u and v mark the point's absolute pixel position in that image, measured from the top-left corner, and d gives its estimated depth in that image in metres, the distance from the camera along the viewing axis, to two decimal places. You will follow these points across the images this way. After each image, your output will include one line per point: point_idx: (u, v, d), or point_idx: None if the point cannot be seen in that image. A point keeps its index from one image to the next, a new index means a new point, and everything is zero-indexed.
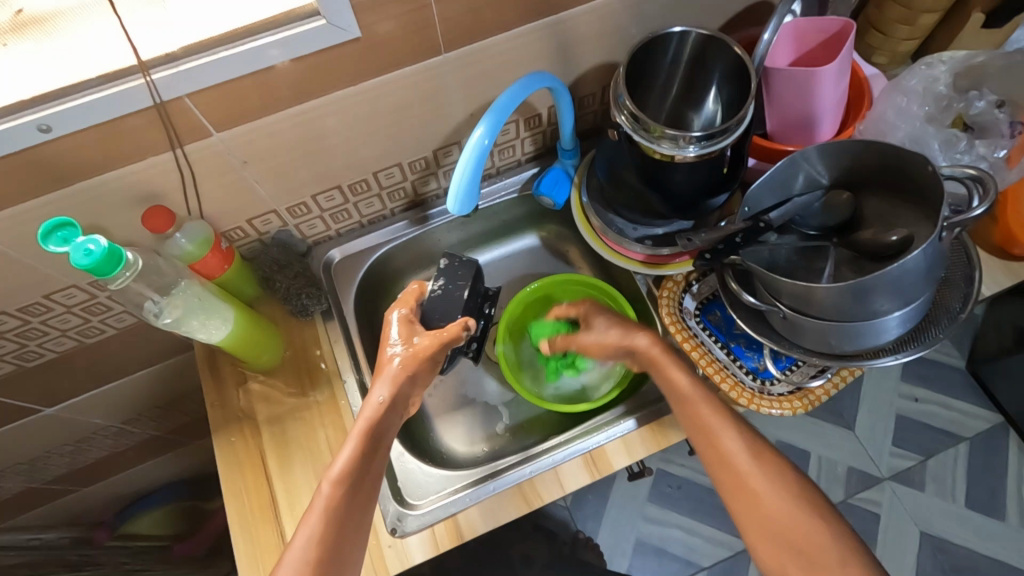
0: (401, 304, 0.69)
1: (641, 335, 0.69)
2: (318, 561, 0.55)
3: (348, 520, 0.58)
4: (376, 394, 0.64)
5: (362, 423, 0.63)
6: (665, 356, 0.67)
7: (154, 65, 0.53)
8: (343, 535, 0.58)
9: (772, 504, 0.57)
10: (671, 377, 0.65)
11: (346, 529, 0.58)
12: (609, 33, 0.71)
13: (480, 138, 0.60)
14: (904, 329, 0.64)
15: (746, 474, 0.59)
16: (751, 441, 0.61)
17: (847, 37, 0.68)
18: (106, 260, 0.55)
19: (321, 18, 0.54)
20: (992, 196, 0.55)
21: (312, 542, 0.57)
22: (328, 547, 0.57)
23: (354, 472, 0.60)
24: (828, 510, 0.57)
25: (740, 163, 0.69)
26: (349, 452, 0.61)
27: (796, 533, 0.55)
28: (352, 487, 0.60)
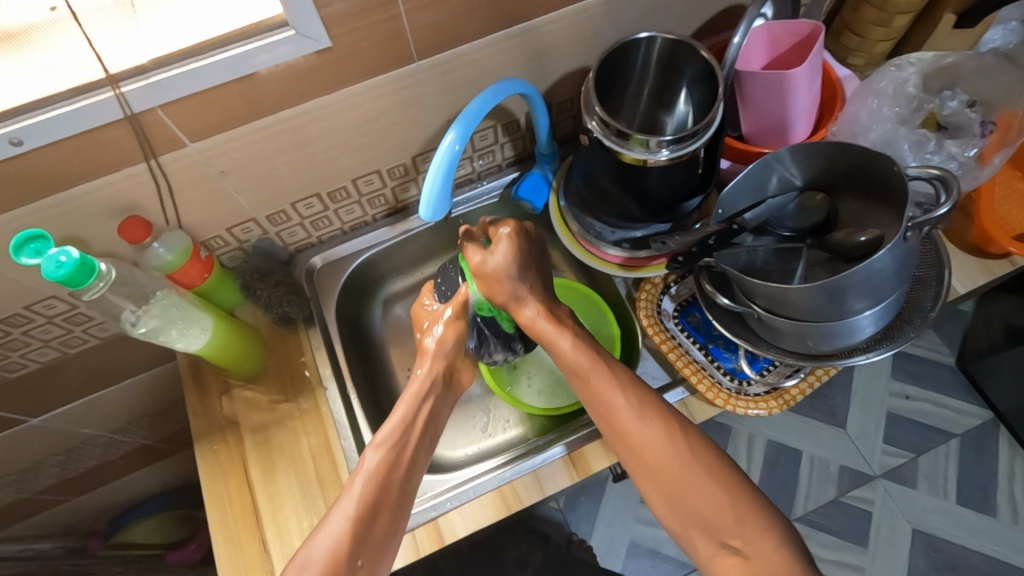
0: (446, 324, 0.72)
1: (529, 301, 0.69)
2: (359, 518, 0.57)
3: (392, 506, 0.60)
4: (420, 371, 0.70)
5: (409, 398, 0.67)
6: (554, 330, 0.67)
7: (124, 78, 0.53)
8: (377, 518, 0.58)
9: (661, 463, 0.58)
10: (556, 343, 0.66)
11: (387, 498, 0.60)
12: (581, 38, 0.71)
13: (451, 144, 0.60)
14: (877, 329, 0.64)
15: (634, 435, 0.60)
16: (639, 401, 0.61)
17: (817, 40, 0.68)
18: (79, 270, 0.55)
19: (290, 29, 0.55)
20: (956, 196, 0.56)
21: (360, 502, 0.58)
22: (369, 511, 0.58)
23: (394, 449, 0.63)
24: (735, 477, 0.57)
25: (715, 166, 0.70)
26: (382, 444, 0.63)
27: (680, 483, 0.57)
28: (394, 466, 0.62)
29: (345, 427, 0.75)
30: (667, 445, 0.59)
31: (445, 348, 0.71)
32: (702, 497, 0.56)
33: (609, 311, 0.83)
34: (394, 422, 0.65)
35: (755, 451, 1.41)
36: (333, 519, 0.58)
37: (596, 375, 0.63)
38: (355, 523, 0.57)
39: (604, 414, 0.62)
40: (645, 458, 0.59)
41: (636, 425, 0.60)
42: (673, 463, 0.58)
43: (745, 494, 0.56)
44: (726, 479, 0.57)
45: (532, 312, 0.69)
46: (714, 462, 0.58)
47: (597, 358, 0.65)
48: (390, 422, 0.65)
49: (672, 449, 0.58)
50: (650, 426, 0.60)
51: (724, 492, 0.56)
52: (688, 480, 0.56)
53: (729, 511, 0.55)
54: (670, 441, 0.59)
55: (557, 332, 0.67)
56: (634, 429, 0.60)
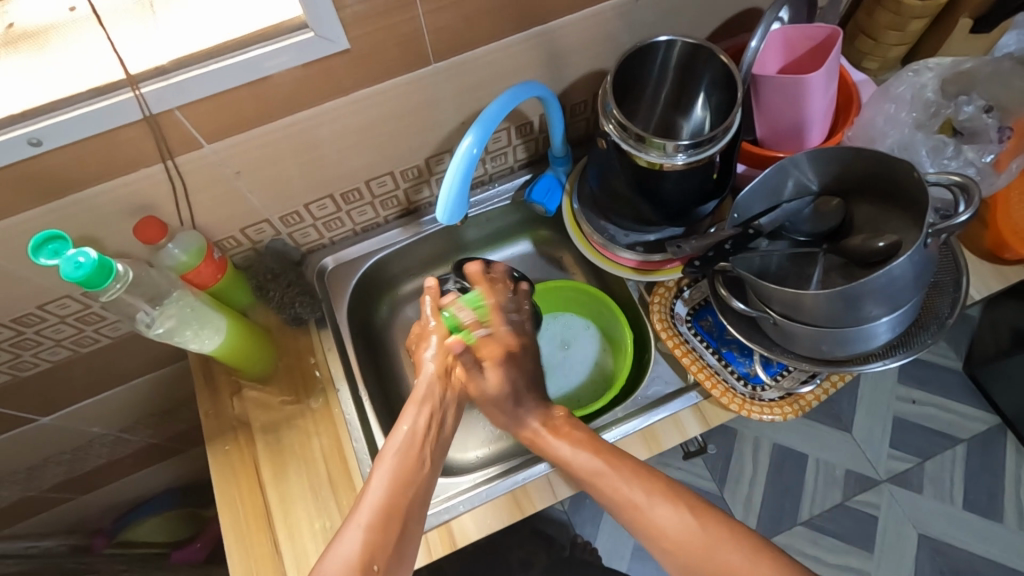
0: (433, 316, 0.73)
1: (531, 416, 0.72)
2: (372, 529, 0.58)
3: (404, 514, 0.61)
4: (418, 384, 0.71)
5: (409, 419, 0.68)
6: (546, 435, 0.69)
7: (144, 78, 0.53)
8: (390, 525, 0.59)
9: (676, 539, 0.59)
10: (556, 448, 0.68)
11: (399, 524, 0.60)
12: (598, 41, 0.71)
13: (469, 147, 0.60)
14: (894, 335, 0.64)
15: (647, 520, 0.61)
16: (648, 488, 0.62)
17: (833, 44, 0.68)
18: (98, 272, 0.55)
19: (310, 31, 0.55)
20: (977, 203, 0.55)
21: (367, 534, 0.58)
22: (382, 519, 0.59)
23: (399, 478, 0.63)
24: (756, 539, 0.58)
25: (730, 170, 0.69)
26: (386, 462, 0.64)
27: (699, 554, 0.58)
28: (400, 494, 0.62)
29: (357, 428, 0.75)
30: (680, 517, 0.60)
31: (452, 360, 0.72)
32: (701, 543, 0.58)
33: (620, 313, 0.83)
34: (400, 437, 0.66)
35: (761, 454, 1.41)
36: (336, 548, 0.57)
37: (559, 437, 0.68)
38: (369, 533, 0.58)
39: (558, 466, 0.67)
40: (654, 526, 0.60)
41: (630, 493, 0.62)
42: (686, 536, 0.59)
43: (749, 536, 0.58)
44: (723, 523, 0.59)
45: (531, 429, 0.71)
46: (728, 528, 0.59)
47: (596, 451, 0.65)
48: (394, 438, 0.66)
49: (687, 527, 0.59)
50: (659, 502, 0.61)
51: (737, 548, 0.57)
52: (713, 554, 0.57)
53: (740, 559, 0.57)
54: (676, 512, 0.60)
55: (557, 439, 0.69)
56: (646, 511, 0.61)
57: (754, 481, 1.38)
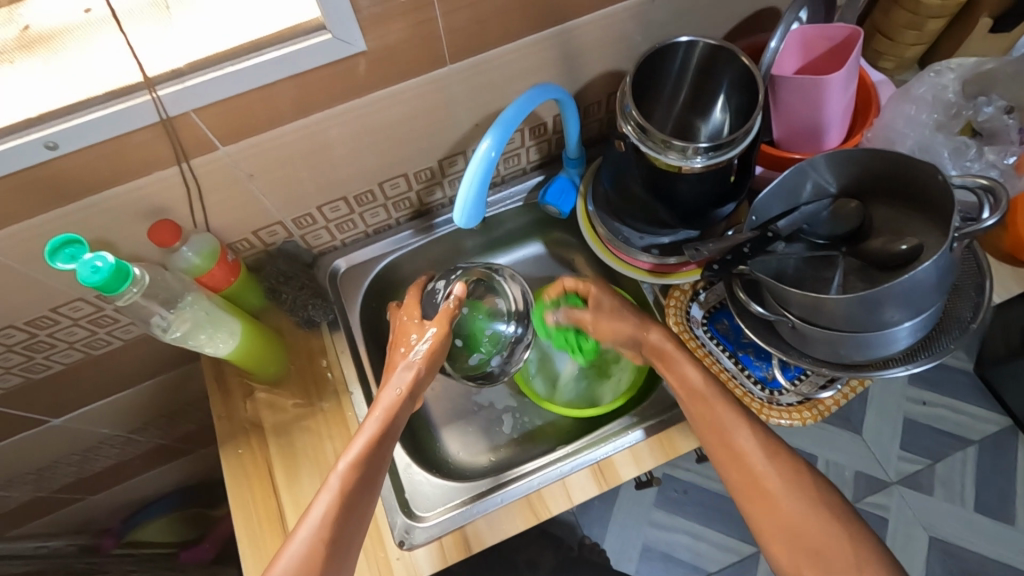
0: (437, 320, 0.74)
1: (655, 330, 0.72)
2: (324, 539, 0.58)
3: (349, 524, 0.60)
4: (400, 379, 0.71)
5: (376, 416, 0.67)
6: (676, 350, 0.70)
7: (160, 81, 0.52)
8: (340, 537, 0.59)
9: (763, 478, 0.61)
10: (681, 370, 0.68)
11: (359, 510, 0.61)
12: (614, 42, 0.70)
13: (488, 150, 0.59)
14: (914, 339, 0.63)
15: (740, 448, 0.62)
16: (764, 436, 0.63)
17: (854, 44, 0.67)
18: (115, 276, 0.54)
19: (326, 32, 0.54)
20: (1004, 207, 0.54)
21: (327, 520, 0.59)
22: (333, 530, 0.59)
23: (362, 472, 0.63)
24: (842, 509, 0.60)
25: (749, 168, 0.68)
26: (344, 467, 0.63)
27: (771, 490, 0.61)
28: (363, 481, 0.62)
29: None
30: (788, 480, 0.61)
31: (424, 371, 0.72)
32: (803, 526, 0.58)
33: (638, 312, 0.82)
34: (360, 445, 0.64)
35: None
36: (297, 537, 0.59)
37: (671, 355, 0.70)
38: (319, 546, 0.58)
39: (705, 412, 0.65)
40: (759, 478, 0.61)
41: (745, 437, 0.63)
42: (773, 479, 0.61)
43: (842, 523, 0.58)
44: (842, 528, 0.58)
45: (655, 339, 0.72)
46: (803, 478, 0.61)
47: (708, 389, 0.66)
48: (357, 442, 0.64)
49: (774, 468, 0.62)
50: (748, 428, 0.63)
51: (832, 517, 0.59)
52: (777, 500, 0.60)
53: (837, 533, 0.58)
54: (763, 447, 0.63)
55: (713, 390, 0.65)
56: (735, 434, 0.63)
57: None
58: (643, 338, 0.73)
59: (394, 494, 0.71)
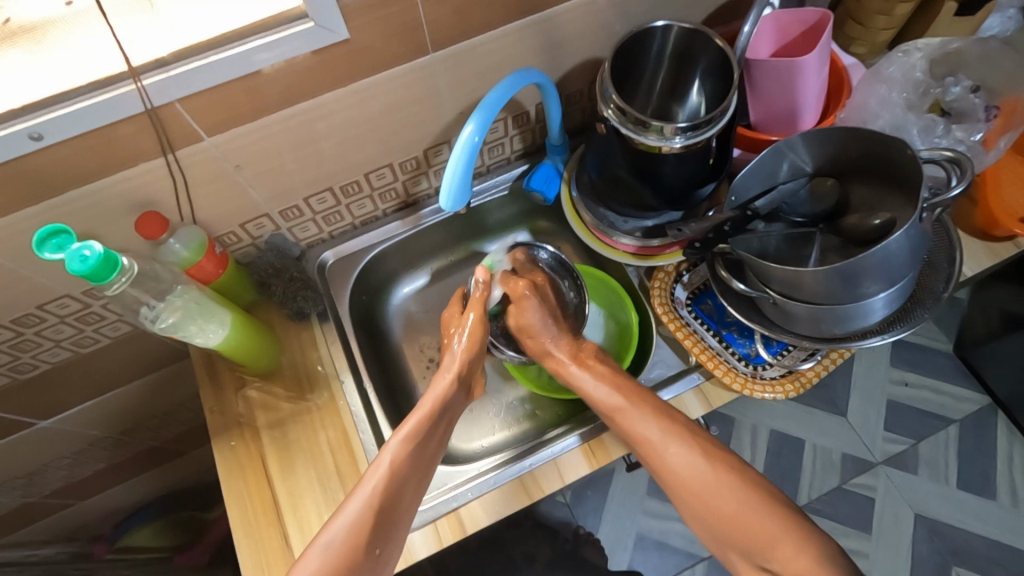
0: (474, 308, 0.77)
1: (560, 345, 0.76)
2: (378, 511, 0.61)
3: (401, 499, 0.63)
4: (447, 366, 0.75)
5: (430, 401, 0.71)
6: (627, 405, 0.67)
7: (145, 71, 0.53)
8: (394, 509, 0.62)
9: (689, 479, 0.64)
10: (579, 380, 0.72)
11: (410, 485, 0.64)
12: (593, 29, 0.72)
13: (471, 135, 0.59)
14: (890, 311, 0.65)
15: (669, 460, 0.65)
16: (665, 429, 0.66)
17: (824, 28, 0.69)
18: (102, 265, 0.53)
19: (310, 21, 0.55)
20: (970, 177, 0.57)
21: (378, 491, 0.62)
22: (387, 504, 0.62)
23: (413, 450, 0.66)
24: (784, 504, 0.61)
25: (726, 156, 0.70)
26: (398, 442, 0.66)
27: (710, 492, 0.63)
28: (412, 458, 0.66)
29: (363, 419, 0.75)
30: (716, 479, 0.63)
31: (470, 357, 0.75)
32: (739, 526, 0.61)
33: (625, 295, 0.83)
34: (413, 424, 0.68)
35: (759, 441, 1.43)
36: (350, 506, 0.62)
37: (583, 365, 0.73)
38: (373, 516, 0.61)
39: (627, 432, 0.67)
40: (705, 497, 0.63)
41: (651, 435, 0.66)
42: (702, 479, 0.63)
43: (736, 480, 0.63)
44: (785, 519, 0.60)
45: (559, 355, 0.75)
46: (741, 479, 0.63)
47: (618, 386, 0.69)
48: (410, 421, 0.68)
49: (696, 467, 0.64)
50: (674, 442, 0.65)
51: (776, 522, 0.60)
52: (709, 499, 0.63)
53: (774, 535, 0.60)
54: (693, 455, 0.65)
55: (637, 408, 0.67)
56: (661, 449, 0.65)
57: None
58: (556, 351, 0.75)
59: None
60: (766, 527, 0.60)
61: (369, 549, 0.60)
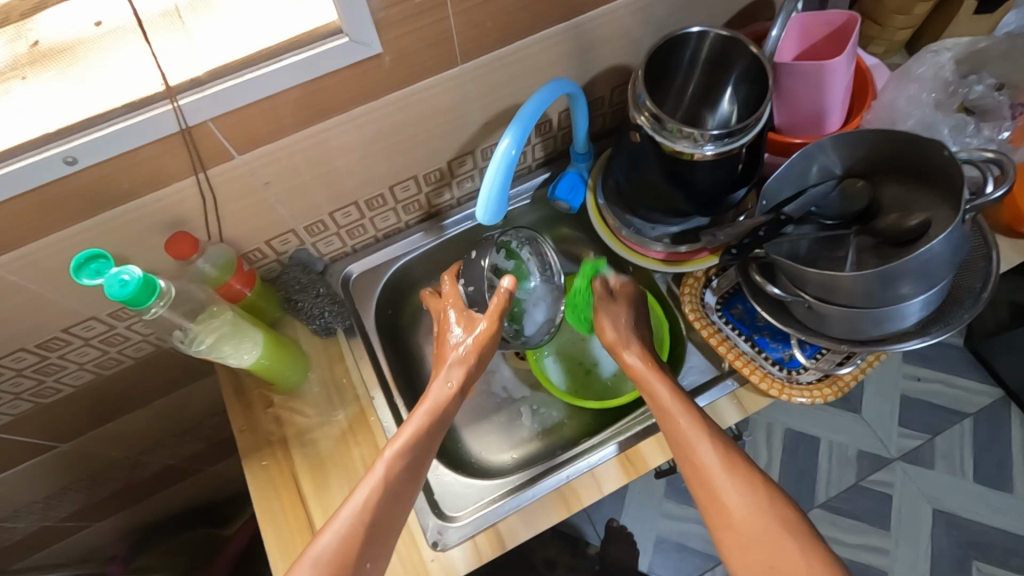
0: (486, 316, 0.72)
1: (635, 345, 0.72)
2: (370, 526, 0.59)
3: (389, 512, 0.61)
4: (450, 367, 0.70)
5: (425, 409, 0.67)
6: (646, 370, 0.69)
7: (181, 91, 0.52)
8: (385, 521, 0.60)
9: (738, 519, 0.59)
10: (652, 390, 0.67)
11: (401, 496, 0.62)
12: (621, 36, 0.71)
13: (507, 148, 0.58)
14: (926, 312, 0.65)
15: (725, 502, 0.60)
16: (726, 455, 0.62)
17: (853, 30, 0.69)
18: (143, 290, 0.52)
19: (344, 36, 0.54)
20: (1012, 177, 0.56)
21: (367, 507, 0.60)
22: (375, 519, 0.59)
23: (406, 464, 0.63)
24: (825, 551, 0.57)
25: (758, 157, 0.69)
26: (390, 456, 0.63)
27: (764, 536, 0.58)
28: (408, 469, 0.63)
29: (395, 435, 0.74)
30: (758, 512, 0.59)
31: (475, 359, 0.71)
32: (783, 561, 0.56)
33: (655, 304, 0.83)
34: (404, 439, 0.64)
35: (775, 439, 1.42)
36: (340, 518, 0.59)
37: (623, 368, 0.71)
38: (360, 532, 0.58)
39: (689, 459, 0.63)
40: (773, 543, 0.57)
41: (711, 464, 0.62)
42: (752, 517, 0.59)
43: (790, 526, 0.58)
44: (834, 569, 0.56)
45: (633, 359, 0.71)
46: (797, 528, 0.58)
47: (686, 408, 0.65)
48: (406, 432, 0.64)
49: (754, 508, 0.59)
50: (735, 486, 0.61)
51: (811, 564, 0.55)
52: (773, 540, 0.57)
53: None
54: (752, 501, 0.60)
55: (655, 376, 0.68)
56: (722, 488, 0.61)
57: (770, 468, 1.40)
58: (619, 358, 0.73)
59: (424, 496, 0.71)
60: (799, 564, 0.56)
61: (357, 563, 0.57)
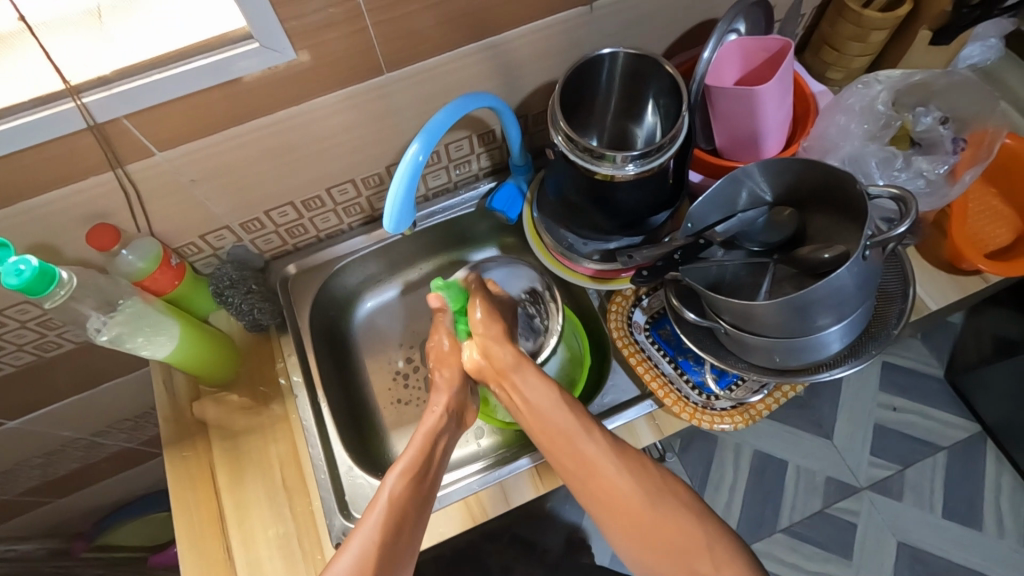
0: (449, 337, 0.77)
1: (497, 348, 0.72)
2: (383, 540, 0.59)
3: (397, 532, 0.60)
4: (436, 407, 0.71)
5: (421, 438, 0.68)
6: (513, 365, 0.70)
7: (86, 89, 0.54)
8: (399, 536, 0.60)
9: (624, 499, 0.63)
10: (518, 386, 0.69)
11: (414, 514, 0.62)
12: (555, 51, 0.72)
13: (415, 154, 0.59)
14: (843, 344, 0.64)
15: (602, 477, 0.63)
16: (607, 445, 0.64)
17: (786, 56, 0.69)
18: (38, 279, 0.55)
19: (255, 42, 0.55)
20: (911, 218, 0.55)
21: (380, 524, 0.60)
22: (390, 533, 0.60)
23: (415, 479, 0.64)
24: (699, 507, 0.63)
25: (684, 178, 0.70)
26: (384, 498, 0.62)
27: (637, 513, 0.62)
28: (413, 490, 0.63)
29: (313, 434, 0.75)
30: (639, 486, 0.63)
31: (457, 390, 0.74)
32: (667, 528, 0.61)
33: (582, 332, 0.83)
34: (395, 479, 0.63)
35: (740, 461, 1.41)
36: (354, 540, 0.59)
37: (523, 371, 0.70)
38: (380, 545, 0.58)
39: (575, 455, 0.64)
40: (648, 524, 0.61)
41: (587, 448, 0.64)
42: (632, 495, 0.63)
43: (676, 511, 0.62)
44: (699, 521, 0.62)
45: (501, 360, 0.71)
46: (666, 491, 0.64)
47: (566, 405, 0.67)
48: (406, 453, 0.66)
49: (636, 486, 0.63)
50: (609, 458, 0.64)
51: (684, 523, 0.61)
52: (642, 517, 0.62)
53: (704, 555, 0.60)
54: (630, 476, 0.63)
55: (514, 370, 0.70)
56: (592, 461, 0.64)
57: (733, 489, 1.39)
58: (505, 368, 0.71)
59: (334, 497, 0.71)
60: (687, 526, 0.61)
61: None
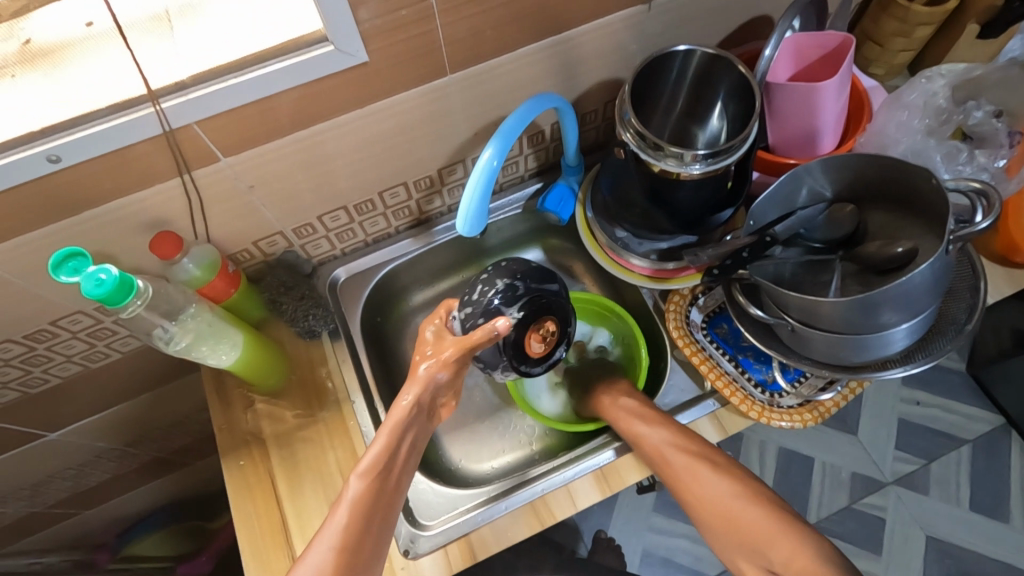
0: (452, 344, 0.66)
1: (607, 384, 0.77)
2: (344, 547, 0.57)
3: (363, 537, 0.58)
4: (407, 397, 0.65)
5: (389, 431, 0.63)
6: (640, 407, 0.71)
7: (163, 94, 0.53)
8: (365, 538, 0.59)
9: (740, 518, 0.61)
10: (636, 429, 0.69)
11: (377, 516, 0.60)
12: (611, 51, 0.71)
13: (489, 159, 0.59)
14: (912, 340, 0.64)
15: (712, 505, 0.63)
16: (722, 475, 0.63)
17: (846, 51, 0.69)
18: (117, 289, 0.54)
19: (329, 45, 0.54)
20: (997, 210, 0.55)
21: (344, 529, 0.58)
22: (353, 540, 0.58)
23: (377, 480, 0.61)
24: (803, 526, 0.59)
25: (745, 176, 0.69)
26: (346, 503, 0.60)
27: (763, 537, 0.59)
28: (377, 492, 0.61)
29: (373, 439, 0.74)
30: (750, 507, 0.61)
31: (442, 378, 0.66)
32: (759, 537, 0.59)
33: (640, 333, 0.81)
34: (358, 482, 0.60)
35: (768, 458, 1.41)
36: (314, 549, 0.57)
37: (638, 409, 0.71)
38: (338, 554, 0.57)
39: (689, 492, 0.65)
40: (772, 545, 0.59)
41: (697, 471, 0.64)
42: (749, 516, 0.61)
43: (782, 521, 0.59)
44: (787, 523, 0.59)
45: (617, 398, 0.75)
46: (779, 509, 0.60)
47: (687, 443, 0.66)
48: (372, 451, 0.62)
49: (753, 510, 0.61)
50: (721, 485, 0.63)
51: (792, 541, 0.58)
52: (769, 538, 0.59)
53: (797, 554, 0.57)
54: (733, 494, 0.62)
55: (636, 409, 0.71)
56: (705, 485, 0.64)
57: None
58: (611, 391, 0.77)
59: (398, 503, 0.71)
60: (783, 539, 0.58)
61: None
